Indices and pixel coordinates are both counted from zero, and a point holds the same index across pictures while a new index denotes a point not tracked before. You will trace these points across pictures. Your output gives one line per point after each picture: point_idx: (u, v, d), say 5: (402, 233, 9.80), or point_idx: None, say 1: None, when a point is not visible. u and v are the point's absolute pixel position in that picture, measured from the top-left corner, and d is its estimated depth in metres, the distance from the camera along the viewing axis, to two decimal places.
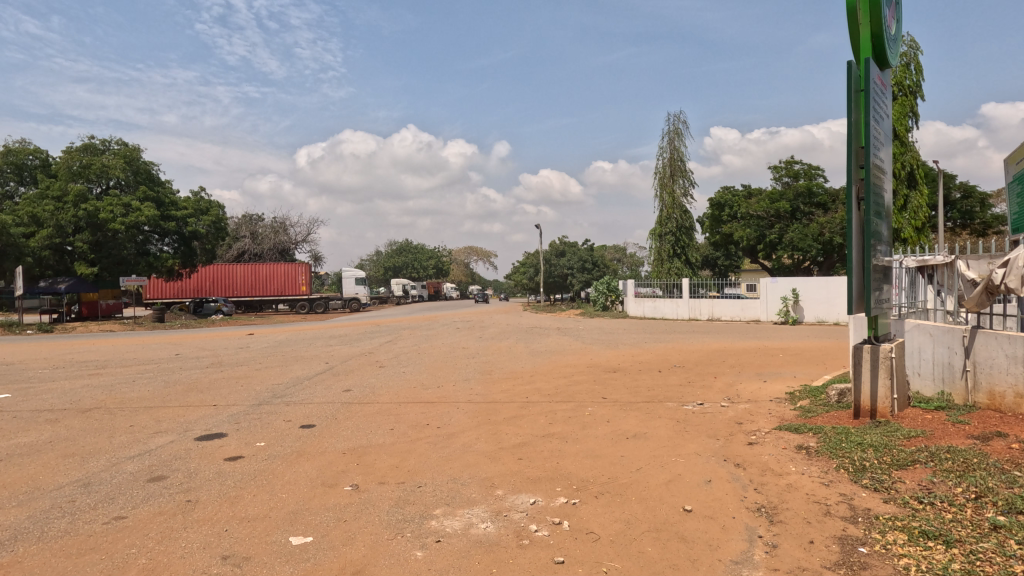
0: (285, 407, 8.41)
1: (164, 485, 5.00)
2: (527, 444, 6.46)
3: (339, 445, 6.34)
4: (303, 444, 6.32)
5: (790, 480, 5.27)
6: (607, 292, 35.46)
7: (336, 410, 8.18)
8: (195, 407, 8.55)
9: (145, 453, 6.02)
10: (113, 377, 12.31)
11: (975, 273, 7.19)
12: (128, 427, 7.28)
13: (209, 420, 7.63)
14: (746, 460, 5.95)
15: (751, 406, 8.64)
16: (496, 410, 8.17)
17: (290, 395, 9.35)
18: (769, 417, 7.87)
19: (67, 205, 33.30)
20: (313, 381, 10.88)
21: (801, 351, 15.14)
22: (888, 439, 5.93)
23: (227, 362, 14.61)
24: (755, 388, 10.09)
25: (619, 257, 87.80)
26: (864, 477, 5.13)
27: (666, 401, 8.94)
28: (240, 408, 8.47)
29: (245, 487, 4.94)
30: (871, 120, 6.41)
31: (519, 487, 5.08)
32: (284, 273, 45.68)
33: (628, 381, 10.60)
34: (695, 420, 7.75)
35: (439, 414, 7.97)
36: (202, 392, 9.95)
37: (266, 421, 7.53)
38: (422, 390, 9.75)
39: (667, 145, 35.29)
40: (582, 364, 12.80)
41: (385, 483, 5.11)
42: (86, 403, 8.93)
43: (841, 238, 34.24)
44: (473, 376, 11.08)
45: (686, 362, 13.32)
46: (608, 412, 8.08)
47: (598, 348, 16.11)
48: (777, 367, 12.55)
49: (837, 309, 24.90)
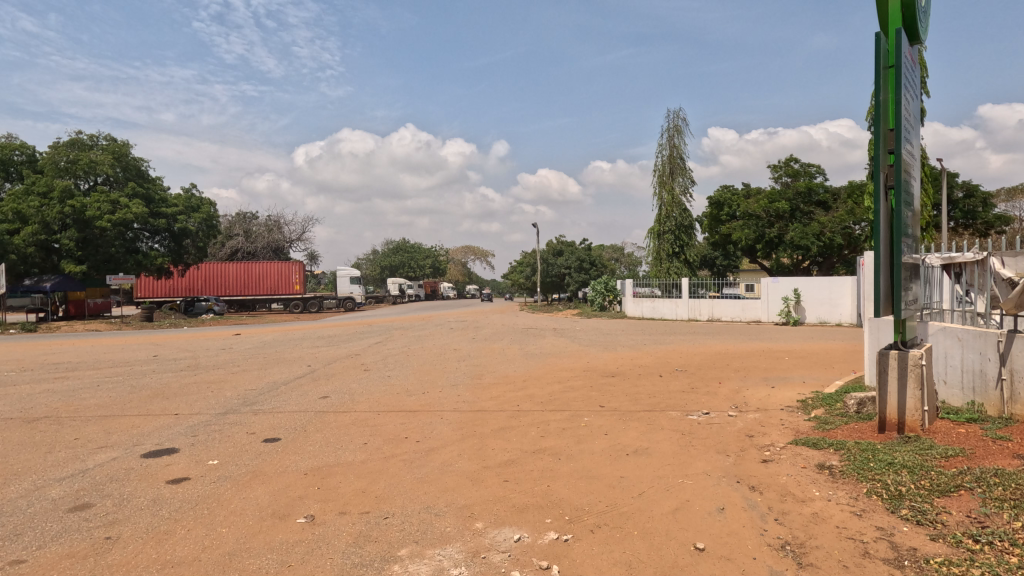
0: (252, 417, 7.67)
1: (87, 515, 4.28)
2: (515, 462, 5.75)
3: (304, 463, 5.63)
4: (261, 463, 5.60)
5: (815, 509, 4.56)
6: (605, 292, 34.75)
7: (308, 421, 7.45)
8: (154, 416, 7.81)
9: (78, 474, 5.28)
10: (80, 381, 11.58)
11: (1012, 273, 6.50)
12: (71, 441, 6.52)
13: (164, 432, 6.88)
14: (763, 483, 5.23)
15: (760, 416, 7.92)
16: (484, 421, 7.46)
17: (261, 403, 8.65)
18: (782, 428, 7.15)
19: (53, 202, 32.35)
20: (291, 387, 10.17)
21: (807, 354, 14.46)
22: (922, 459, 5.21)
23: (205, 364, 13.89)
24: (764, 395, 9.38)
25: (617, 257, 87.24)
26: (902, 506, 4.42)
27: (668, 411, 8.21)
28: (203, 418, 7.75)
29: (180, 519, 4.22)
30: (903, 99, 5.70)
31: (502, 518, 4.36)
32: (277, 272, 44.81)
33: (626, 387, 9.90)
34: (702, 432, 7.04)
35: (420, 425, 7.24)
36: (167, 399, 9.20)
37: (227, 434, 6.80)
38: (404, 398, 9.02)
39: (666, 142, 34.62)
40: (578, 368, 12.11)
41: (347, 513, 4.40)
42: (36, 412, 8.19)
43: (842, 238, 33.78)
44: (461, 382, 10.38)
45: (687, 365, 12.64)
46: (607, 424, 7.36)
47: (596, 351, 15.40)
48: (784, 371, 11.86)
49: (839, 310, 24.18)
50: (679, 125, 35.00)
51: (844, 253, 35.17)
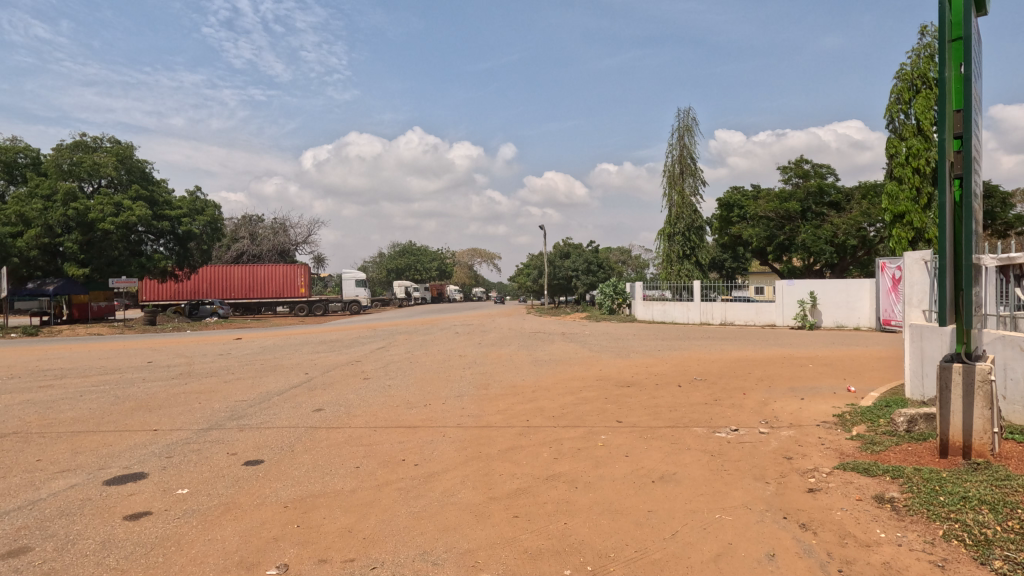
0: (237, 435, 6.98)
1: (17, 565, 3.60)
2: (525, 492, 5.02)
3: (285, 493, 4.93)
4: (237, 493, 4.92)
5: (887, 557, 3.81)
6: (614, 295, 33.96)
7: (296, 439, 6.76)
8: (131, 432, 7.15)
9: (24, 507, 4.59)
10: (65, 390, 10.95)
11: None
12: (32, 463, 5.88)
13: (136, 453, 6.19)
14: (815, 519, 4.48)
15: (796, 433, 7.16)
16: (491, 440, 6.76)
17: (249, 418, 7.97)
18: (824, 450, 6.37)
19: (57, 205, 31.96)
20: (284, 398, 9.47)
21: (833, 361, 13.61)
22: (1003, 493, 4.45)
23: (199, 372, 13.25)
24: (795, 408, 8.61)
25: (624, 259, 86.10)
26: (992, 555, 3.68)
27: (693, 427, 7.46)
28: (184, 434, 7.09)
29: (128, 570, 3.54)
30: (973, 75, 4.98)
31: (512, 569, 3.65)
32: (281, 274, 44.28)
33: (644, 399, 9.16)
34: (733, 454, 6.29)
35: (420, 445, 6.55)
36: (150, 412, 8.56)
37: (205, 455, 6.11)
38: (404, 411, 8.30)
39: (676, 142, 33.74)
40: (590, 377, 11.37)
41: (327, 561, 3.70)
42: (6, 427, 7.56)
43: (856, 239, 32.91)
44: (466, 393, 9.70)
45: (707, 374, 11.87)
46: (627, 443, 6.62)
47: (608, 357, 14.66)
48: (811, 380, 11.07)
49: (857, 313, 23.30)
50: (689, 124, 34.16)
51: (858, 254, 34.30)
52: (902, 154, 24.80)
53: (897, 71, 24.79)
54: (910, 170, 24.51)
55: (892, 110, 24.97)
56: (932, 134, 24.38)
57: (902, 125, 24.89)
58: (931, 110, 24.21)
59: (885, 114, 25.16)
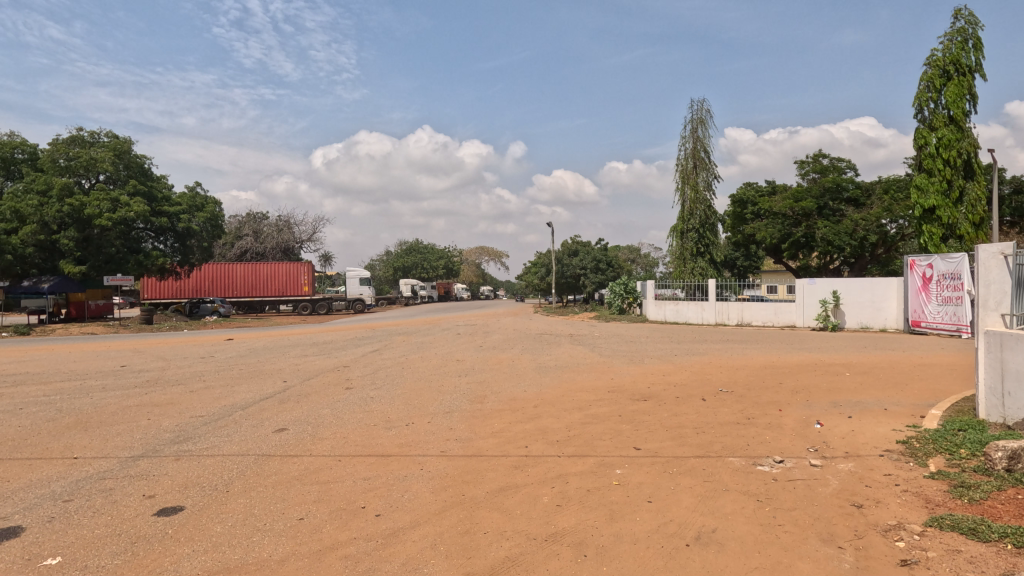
0: (170, 466, 5.71)
1: None
2: (516, 564, 3.71)
3: (189, 567, 3.62)
4: (123, 566, 3.61)
5: None
6: (624, 294, 32.43)
7: (239, 474, 5.47)
8: (45, 462, 5.90)
9: None
10: (11, 401, 9.73)
11: None
12: None
13: (29, 495, 4.89)
14: None
15: (857, 467, 5.76)
16: (479, 475, 5.44)
17: (195, 441, 6.68)
18: (903, 495, 4.96)
19: (52, 200, 30.80)
20: (247, 414, 8.18)
21: (871, 368, 12.12)
22: None
23: (168, 378, 12.05)
24: (846, 430, 7.21)
25: (633, 258, 84.39)
26: None
27: (728, 457, 6.09)
28: (107, 465, 5.81)
29: None
30: None
31: None
32: (284, 273, 43.12)
33: (664, 417, 7.82)
34: (786, 498, 4.93)
35: (390, 482, 5.25)
36: (85, 432, 7.28)
37: (113, 498, 4.82)
38: (381, 432, 7.02)
39: (690, 135, 32.11)
40: (600, 387, 10.04)
41: None
42: None
43: (876, 236, 31.24)
44: (457, 408, 8.41)
45: (732, 384, 10.49)
46: (648, 482, 5.28)
47: (619, 363, 13.31)
48: (852, 392, 9.65)
49: (884, 314, 21.68)
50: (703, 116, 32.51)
51: (877, 251, 33.01)
52: (932, 145, 23.05)
53: (927, 57, 23.16)
54: (941, 162, 22.82)
55: (921, 98, 23.22)
56: (965, 124, 22.77)
57: (932, 113, 23.14)
58: (963, 97, 22.63)
59: (913, 103, 23.47)
